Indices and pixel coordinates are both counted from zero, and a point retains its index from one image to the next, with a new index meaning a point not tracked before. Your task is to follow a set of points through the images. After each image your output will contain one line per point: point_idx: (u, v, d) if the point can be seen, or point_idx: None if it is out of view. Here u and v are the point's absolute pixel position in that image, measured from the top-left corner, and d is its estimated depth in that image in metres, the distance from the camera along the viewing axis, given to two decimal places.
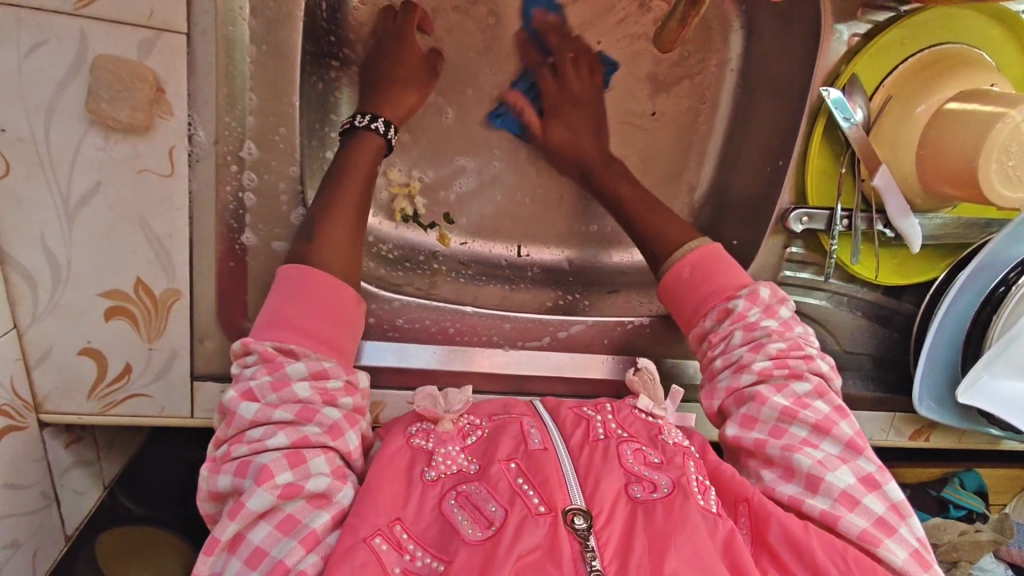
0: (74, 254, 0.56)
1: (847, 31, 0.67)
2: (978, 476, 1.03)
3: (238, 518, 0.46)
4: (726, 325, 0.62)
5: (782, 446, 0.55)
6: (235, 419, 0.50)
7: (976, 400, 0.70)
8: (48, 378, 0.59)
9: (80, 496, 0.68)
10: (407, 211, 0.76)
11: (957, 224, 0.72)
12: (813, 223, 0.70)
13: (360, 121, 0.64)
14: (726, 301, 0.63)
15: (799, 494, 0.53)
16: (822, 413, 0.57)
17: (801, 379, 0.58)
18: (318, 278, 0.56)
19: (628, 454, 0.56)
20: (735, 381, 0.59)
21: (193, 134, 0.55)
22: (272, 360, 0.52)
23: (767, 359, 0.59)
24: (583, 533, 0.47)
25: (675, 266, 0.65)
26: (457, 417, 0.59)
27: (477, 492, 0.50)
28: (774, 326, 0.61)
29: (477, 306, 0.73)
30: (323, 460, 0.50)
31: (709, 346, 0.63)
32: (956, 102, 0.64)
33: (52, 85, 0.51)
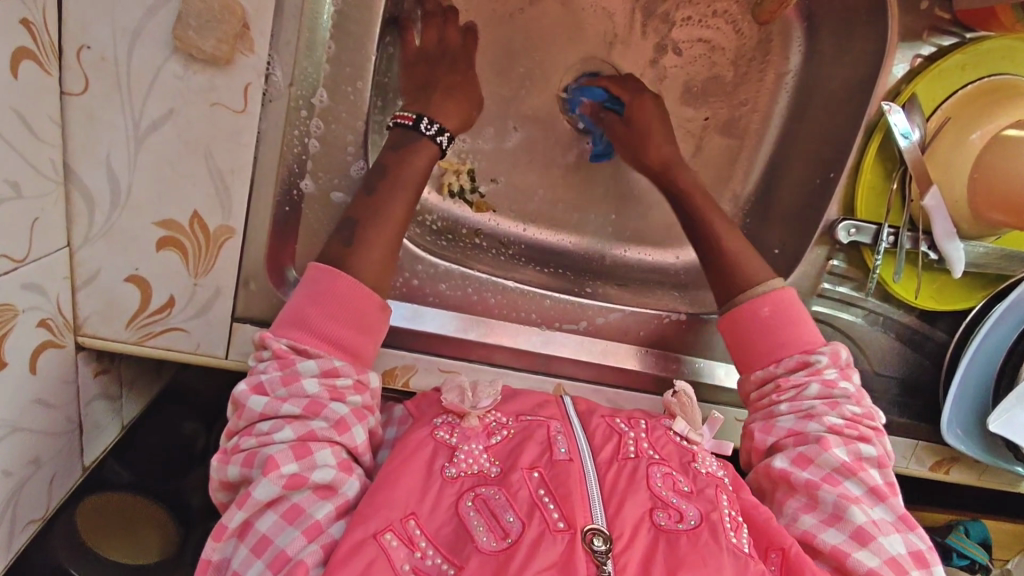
0: (136, 180, 0.56)
1: (910, 52, 0.68)
2: (985, 527, 1.01)
3: (245, 506, 0.47)
4: (802, 375, 0.62)
5: (837, 493, 0.55)
6: (245, 412, 0.51)
7: (1009, 433, 0.70)
8: (91, 301, 0.59)
9: (100, 429, 0.68)
10: (454, 186, 0.76)
11: (1000, 255, 0.73)
12: (860, 236, 0.71)
13: (424, 128, 0.62)
14: (806, 353, 0.62)
15: (844, 544, 0.53)
16: (879, 481, 0.57)
17: (866, 444, 0.59)
18: (343, 283, 0.55)
19: (657, 477, 0.54)
20: (801, 425, 0.60)
21: (270, 74, 0.56)
22: (285, 357, 0.52)
23: (840, 418, 0.60)
24: (601, 556, 0.46)
25: (754, 301, 0.64)
26: (484, 413, 0.57)
27: (495, 497, 0.50)
28: (851, 389, 0.62)
29: (519, 283, 0.73)
30: (328, 453, 0.50)
31: (774, 391, 0.63)
32: (1016, 129, 0.65)
33: (143, 8, 0.52)
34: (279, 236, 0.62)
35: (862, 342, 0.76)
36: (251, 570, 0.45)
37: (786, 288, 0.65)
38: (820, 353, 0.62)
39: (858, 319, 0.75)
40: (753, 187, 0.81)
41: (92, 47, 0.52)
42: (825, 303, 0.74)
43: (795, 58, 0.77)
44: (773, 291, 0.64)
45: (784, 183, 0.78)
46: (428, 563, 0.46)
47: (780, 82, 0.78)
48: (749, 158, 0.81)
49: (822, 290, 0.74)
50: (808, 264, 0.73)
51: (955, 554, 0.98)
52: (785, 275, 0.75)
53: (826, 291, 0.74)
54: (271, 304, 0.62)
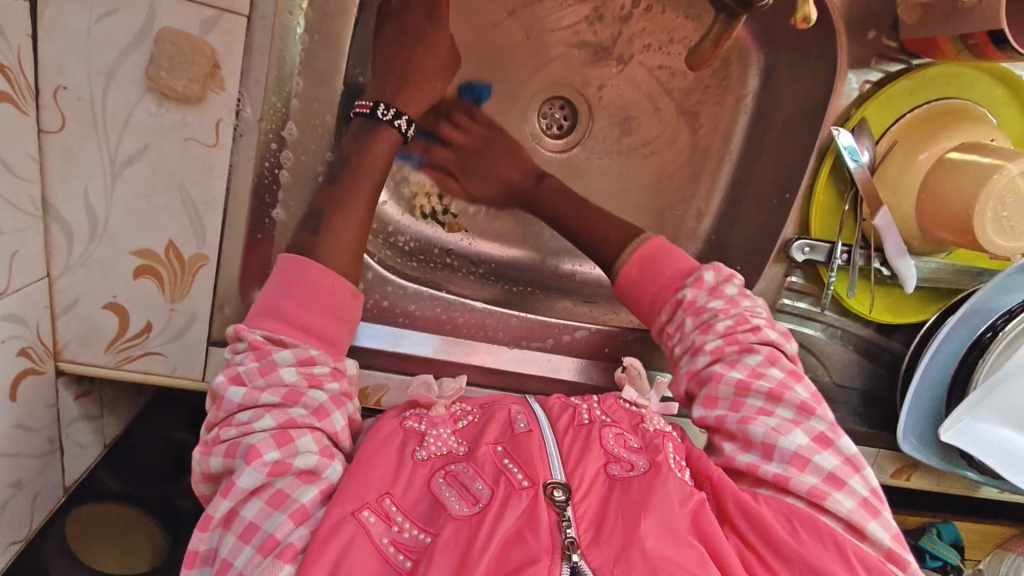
0: (112, 212, 0.59)
1: (858, 78, 0.71)
2: (955, 528, 1.06)
3: (230, 494, 0.48)
4: (679, 314, 0.65)
5: (739, 419, 0.57)
6: (225, 403, 0.52)
7: (962, 442, 0.72)
8: (71, 328, 0.61)
9: (81, 449, 0.70)
10: (426, 209, 0.79)
11: (952, 270, 0.76)
12: (814, 254, 0.74)
13: (381, 113, 0.63)
14: (676, 293, 0.65)
15: (755, 461, 0.55)
16: (775, 379, 0.58)
17: (752, 352, 0.60)
18: (314, 271, 0.57)
19: (610, 437, 0.56)
20: (693, 367, 0.62)
21: (240, 110, 0.58)
22: (261, 348, 0.54)
23: (718, 338, 0.61)
24: (561, 503, 0.49)
25: (623, 268, 0.69)
26: (450, 402, 0.59)
27: (464, 471, 0.52)
28: (720, 305, 0.63)
29: (486, 303, 0.76)
30: (310, 440, 0.52)
31: (667, 338, 0.66)
32: (958, 152, 0.67)
33: (116, 50, 0.54)
34: (252, 263, 0.64)
35: (822, 356, 0.79)
36: (240, 555, 0.47)
37: (646, 242, 0.69)
38: (683, 289, 0.64)
39: (818, 333, 0.79)
40: (717, 205, 0.84)
41: (68, 87, 0.55)
42: (785, 318, 0.77)
43: (753, 82, 0.80)
44: (636, 252, 0.68)
45: (746, 201, 0.81)
46: (406, 535, 0.48)
47: (741, 103, 0.81)
48: (713, 176, 0.83)
49: (782, 305, 0.76)
50: (766, 281, 0.76)
51: (928, 555, 1.02)
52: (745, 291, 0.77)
53: (785, 306, 0.77)
54: None
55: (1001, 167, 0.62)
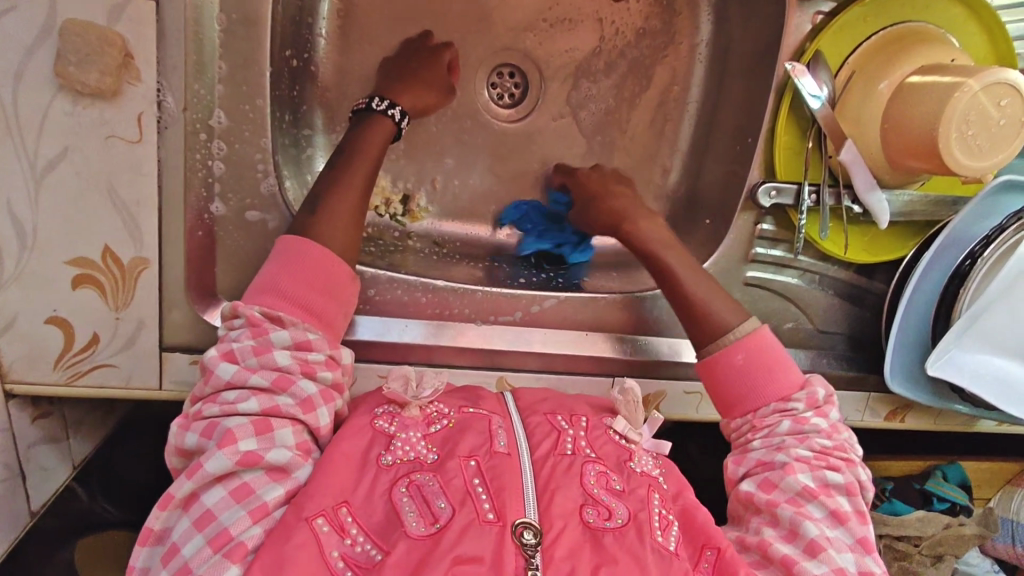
0: (41, 221, 0.56)
1: (809, 11, 0.67)
2: (962, 470, 1.03)
3: (194, 477, 0.49)
4: (773, 412, 0.62)
5: (793, 510, 0.56)
6: (213, 379, 0.53)
7: (948, 374, 0.70)
8: (13, 347, 0.59)
9: (46, 473, 0.67)
10: (391, 203, 0.77)
11: (927, 201, 0.72)
12: (782, 198, 0.71)
13: (376, 105, 0.67)
14: (783, 400, 0.63)
15: (794, 555, 0.53)
16: (843, 506, 0.57)
17: (835, 471, 0.59)
18: (313, 251, 0.58)
19: (591, 474, 0.55)
20: (770, 456, 0.60)
21: (162, 101, 0.56)
22: (258, 325, 0.55)
23: (809, 450, 0.60)
24: (529, 549, 0.47)
25: (726, 349, 0.64)
26: (427, 402, 0.59)
27: (429, 484, 0.51)
28: (824, 425, 0.61)
29: (450, 281, 0.73)
30: (289, 432, 0.52)
31: (749, 429, 0.63)
32: (917, 76, 0.64)
33: (20, 49, 0.51)
34: (198, 262, 0.61)
35: (802, 303, 0.77)
36: (192, 542, 0.48)
37: (757, 330, 0.64)
38: (796, 398, 0.62)
39: (795, 280, 0.77)
40: (681, 160, 0.82)
41: None
42: (760, 268, 0.75)
43: (705, 27, 0.77)
44: (749, 333, 0.64)
45: (710, 153, 0.78)
46: (357, 550, 0.48)
47: (694, 52, 0.78)
48: (674, 131, 0.81)
49: (756, 254, 0.74)
50: (736, 231, 0.74)
51: (935, 498, 0.99)
52: (716, 245, 0.75)
53: (759, 255, 0.74)
54: (199, 331, 0.62)
55: (961, 84, 0.60)
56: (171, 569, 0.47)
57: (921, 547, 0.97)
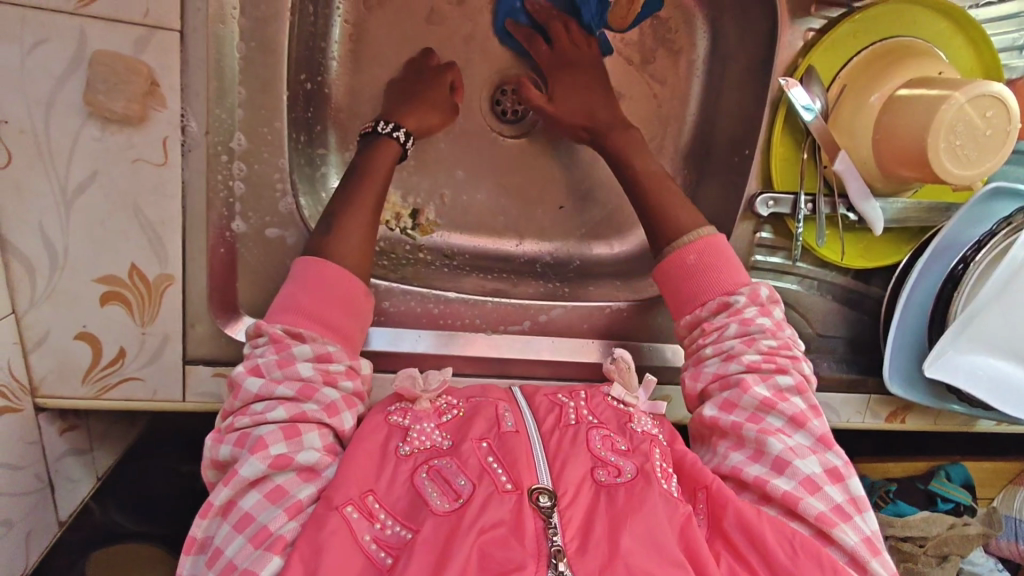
0: (71, 241, 0.59)
1: (799, 28, 0.70)
2: (966, 470, 1.06)
3: (231, 483, 0.52)
4: (723, 317, 0.64)
5: (757, 429, 0.58)
6: (242, 392, 0.56)
7: (944, 373, 0.72)
8: (45, 362, 0.61)
9: (73, 484, 0.69)
10: (403, 219, 0.80)
11: (919, 208, 0.75)
12: (779, 207, 0.73)
13: (381, 129, 0.70)
14: (726, 295, 0.65)
15: (765, 474, 0.56)
16: (798, 407, 0.60)
17: (785, 375, 0.62)
18: (329, 269, 0.61)
19: (596, 439, 0.58)
20: (724, 369, 0.63)
21: (186, 125, 0.59)
22: (281, 341, 0.58)
23: (757, 353, 0.62)
24: (546, 510, 0.50)
25: (681, 250, 0.67)
26: (435, 396, 0.62)
27: (448, 466, 0.54)
28: (768, 323, 0.64)
29: (460, 292, 0.75)
30: (316, 435, 0.55)
31: (700, 334, 0.66)
32: (906, 89, 0.67)
33: (53, 79, 0.54)
34: (219, 278, 0.64)
35: (801, 307, 0.80)
36: (234, 543, 0.50)
37: (710, 235, 0.67)
38: (737, 295, 0.64)
39: (794, 285, 0.79)
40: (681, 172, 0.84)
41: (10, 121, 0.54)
42: (761, 275, 0.77)
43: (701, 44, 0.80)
44: (703, 237, 0.67)
45: (710, 164, 0.81)
46: (388, 532, 0.50)
47: (692, 67, 0.81)
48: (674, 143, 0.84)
49: (756, 262, 0.77)
50: (736, 240, 0.76)
51: (939, 498, 1.02)
52: None
53: (759, 262, 0.77)
54: (221, 344, 0.65)
55: (948, 97, 0.62)
56: (216, 570, 0.49)
57: (928, 549, 0.98)
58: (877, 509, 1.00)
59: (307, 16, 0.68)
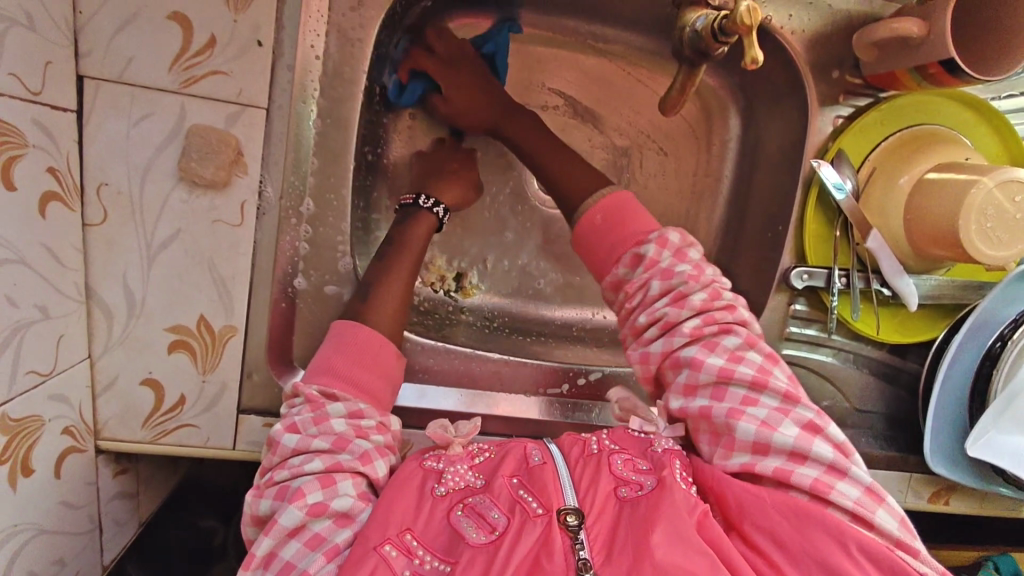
0: (149, 292, 0.64)
1: (829, 116, 0.75)
2: (1016, 562, 1.01)
3: (272, 532, 0.53)
4: (641, 274, 0.64)
5: (726, 411, 0.57)
6: (280, 448, 0.59)
7: (990, 455, 0.71)
8: (110, 406, 0.65)
9: (119, 527, 0.71)
10: (446, 282, 0.84)
11: (952, 286, 0.77)
12: (813, 280, 0.76)
13: (422, 203, 0.74)
14: (637, 246, 0.65)
15: (749, 460, 0.55)
16: (756, 364, 0.59)
17: (731, 334, 0.61)
18: (362, 333, 0.64)
19: (619, 463, 0.58)
20: (670, 347, 0.61)
21: (263, 190, 0.64)
22: (316, 401, 0.61)
23: (698, 318, 0.62)
24: (574, 528, 0.51)
25: (588, 212, 0.68)
26: (467, 441, 0.64)
27: (482, 503, 0.55)
28: (689, 271, 0.64)
29: (502, 353, 0.80)
30: (350, 483, 0.57)
31: (626, 299, 0.65)
32: (935, 172, 0.70)
33: (152, 148, 0.61)
34: (277, 331, 0.68)
35: (836, 380, 0.81)
36: None
37: (617, 192, 0.69)
38: (647, 244, 0.64)
39: (829, 358, 0.81)
40: (713, 244, 0.88)
41: (110, 184, 0.61)
42: (796, 346, 0.79)
43: (735, 127, 0.85)
44: (604, 198, 0.68)
45: (743, 237, 0.84)
46: (426, 566, 0.51)
47: (726, 146, 0.86)
48: (708, 217, 0.88)
49: (790, 333, 0.78)
50: (771, 312, 0.78)
51: None
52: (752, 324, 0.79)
53: (794, 334, 0.78)
54: (272, 395, 0.68)
55: (977, 181, 0.65)
56: None
57: None
58: None
59: (375, 97, 0.75)
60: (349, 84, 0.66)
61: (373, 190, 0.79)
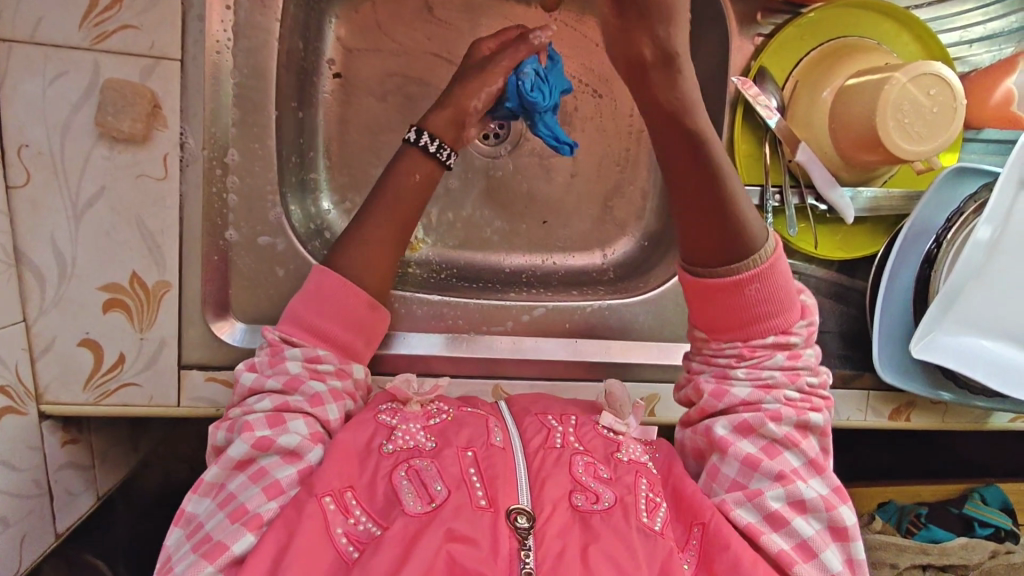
0: (79, 251, 0.64)
1: (749, 35, 0.76)
2: (1001, 492, 0.99)
3: (220, 462, 0.55)
4: (770, 347, 0.61)
5: (775, 470, 0.57)
6: (239, 388, 0.60)
7: (933, 355, 0.71)
8: (49, 369, 0.65)
9: (74, 497, 0.71)
10: None
11: (889, 196, 0.77)
12: (747, 199, 0.76)
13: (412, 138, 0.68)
14: (783, 335, 0.61)
15: (759, 523, 0.56)
16: (816, 451, 0.60)
17: (817, 414, 0.61)
18: (330, 281, 0.63)
19: (580, 465, 0.56)
20: (756, 394, 0.60)
21: (184, 142, 0.65)
22: (276, 347, 0.60)
23: (795, 391, 0.61)
24: (523, 532, 0.49)
25: (738, 277, 0.59)
26: (426, 401, 0.62)
27: (426, 469, 0.53)
28: (812, 359, 0.62)
29: (445, 295, 0.79)
30: (301, 422, 0.57)
31: (734, 358, 0.61)
32: (854, 79, 0.71)
33: (68, 106, 0.61)
34: (213, 285, 0.68)
35: None
36: (215, 518, 0.52)
37: (768, 258, 0.59)
38: (797, 334, 0.60)
39: None
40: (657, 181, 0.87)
41: (30, 144, 0.61)
42: None
43: None
44: (757, 264, 0.59)
45: None
46: (359, 527, 0.51)
47: None
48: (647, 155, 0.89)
49: None
50: None
51: (976, 522, 0.96)
52: None
53: None
54: (213, 348, 0.68)
55: (890, 78, 0.66)
56: (193, 541, 0.51)
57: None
58: (909, 537, 0.95)
59: (297, 50, 0.75)
60: (263, 34, 0.68)
61: (309, 148, 0.79)
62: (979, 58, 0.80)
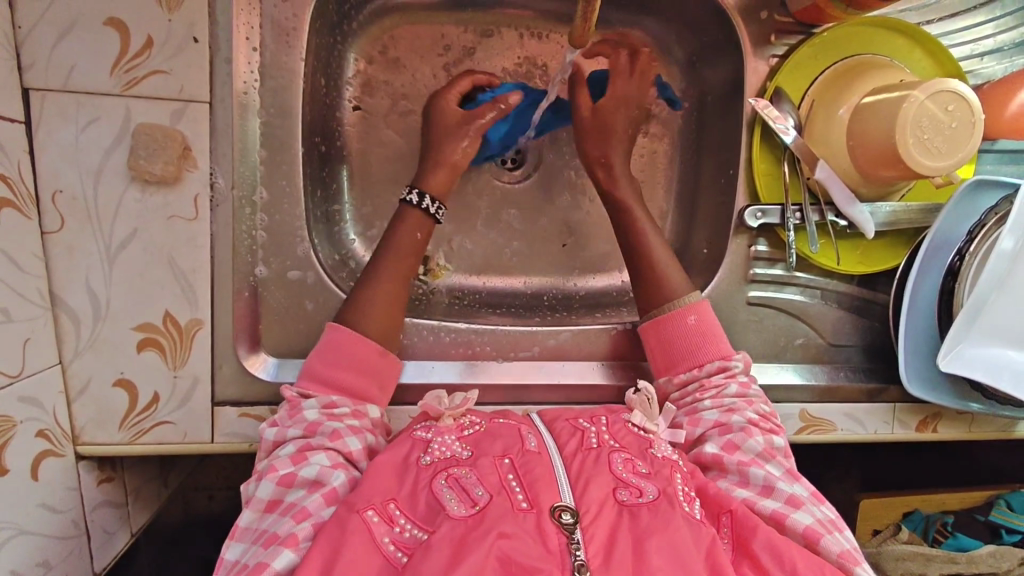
0: (112, 293, 0.65)
1: (763, 57, 0.77)
2: None
3: (251, 505, 0.56)
4: (720, 377, 0.69)
5: (764, 473, 0.60)
6: (262, 443, 0.61)
7: (964, 369, 0.70)
8: (85, 411, 0.66)
9: (109, 536, 0.71)
10: None
11: (910, 211, 0.77)
12: (768, 218, 0.77)
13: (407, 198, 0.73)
14: (726, 360, 0.69)
15: (782, 509, 0.57)
16: (791, 463, 0.63)
17: (778, 436, 0.65)
18: (339, 334, 0.65)
19: (618, 462, 0.56)
20: (726, 418, 0.65)
21: (214, 182, 0.66)
22: (294, 403, 0.62)
23: (756, 413, 0.66)
24: (569, 527, 0.48)
25: (680, 312, 0.70)
26: (458, 414, 0.62)
27: (466, 476, 0.53)
28: (759, 391, 0.70)
29: (470, 323, 0.80)
30: (322, 455, 0.58)
31: (699, 389, 0.69)
32: (870, 97, 0.71)
33: (101, 151, 0.62)
34: (242, 321, 0.69)
35: (807, 316, 0.81)
36: (250, 553, 0.52)
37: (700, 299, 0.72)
38: (738, 359, 0.69)
39: (797, 296, 0.81)
40: (676, 201, 0.88)
41: (64, 190, 0.62)
42: (760, 287, 0.80)
43: (680, 85, 0.86)
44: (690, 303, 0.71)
45: (702, 188, 0.85)
46: (405, 534, 0.50)
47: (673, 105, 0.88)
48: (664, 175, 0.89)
49: (754, 274, 0.79)
50: (733, 252, 0.79)
51: (1003, 530, 0.95)
52: (715, 272, 0.80)
53: (758, 275, 0.79)
54: (244, 384, 0.69)
55: (908, 96, 0.67)
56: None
57: None
58: (936, 545, 0.95)
59: (319, 87, 0.76)
60: (287, 73, 0.69)
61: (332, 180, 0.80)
62: (991, 70, 0.81)
